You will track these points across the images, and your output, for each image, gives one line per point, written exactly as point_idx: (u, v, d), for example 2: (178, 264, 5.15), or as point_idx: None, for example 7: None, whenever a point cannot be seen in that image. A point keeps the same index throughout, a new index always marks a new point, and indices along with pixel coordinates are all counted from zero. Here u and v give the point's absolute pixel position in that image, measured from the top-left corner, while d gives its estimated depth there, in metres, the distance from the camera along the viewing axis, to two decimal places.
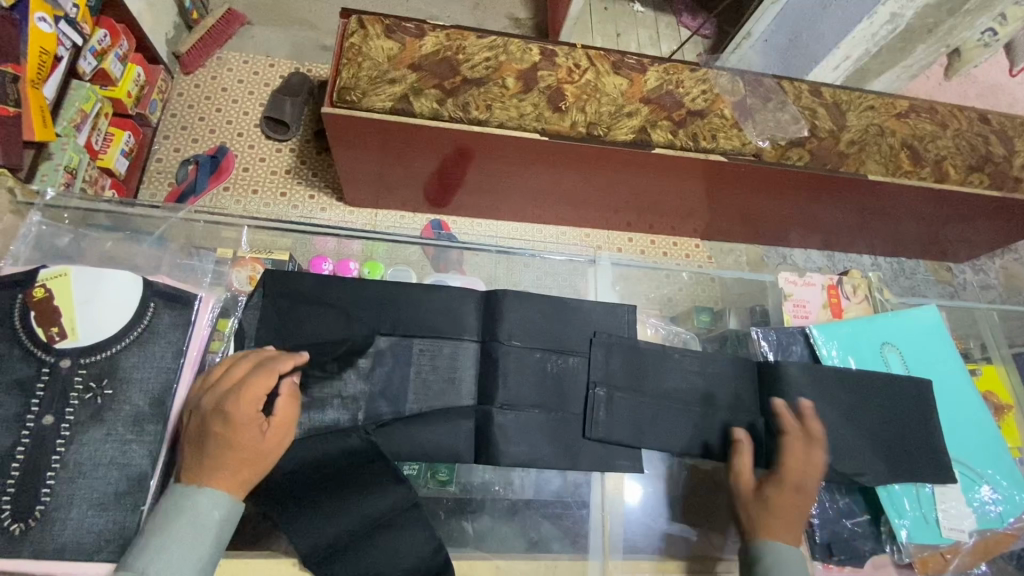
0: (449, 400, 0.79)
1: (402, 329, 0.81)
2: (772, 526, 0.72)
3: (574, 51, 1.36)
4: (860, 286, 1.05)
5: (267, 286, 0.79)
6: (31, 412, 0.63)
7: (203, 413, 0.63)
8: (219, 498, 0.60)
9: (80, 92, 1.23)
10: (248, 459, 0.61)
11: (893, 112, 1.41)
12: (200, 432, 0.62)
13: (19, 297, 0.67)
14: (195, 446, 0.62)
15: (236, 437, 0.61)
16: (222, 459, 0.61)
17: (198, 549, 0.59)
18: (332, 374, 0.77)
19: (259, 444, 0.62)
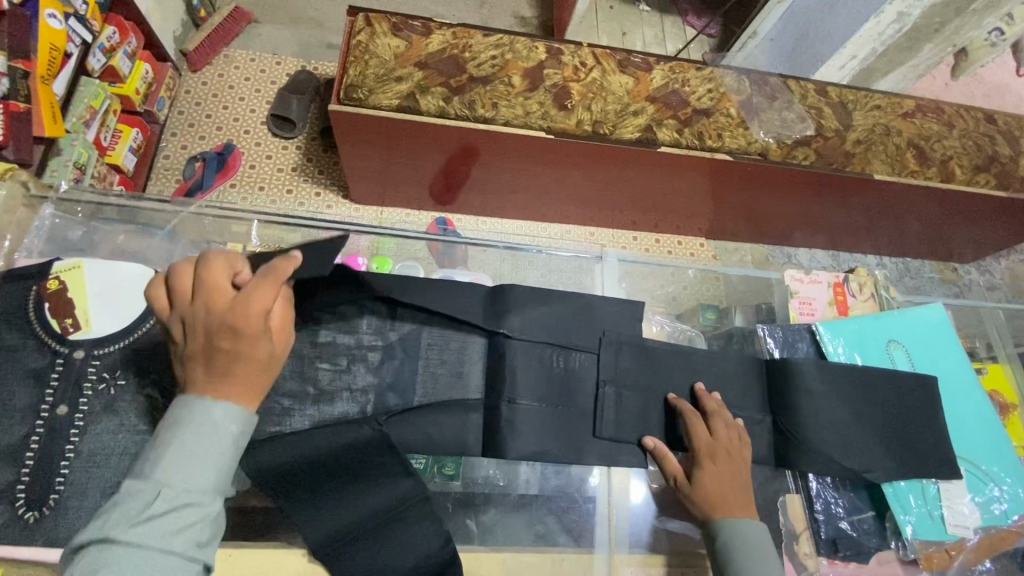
0: (457, 394, 0.80)
1: (410, 324, 0.81)
2: (717, 505, 0.73)
3: (580, 50, 1.36)
4: (866, 284, 1.05)
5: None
6: (46, 402, 0.64)
7: (199, 325, 0.56)
8: (236, 412, 0.56)
9: (90, 88, 1.23)
10: (263, 370, 0.57)
11: (899, 112, 1.41)
12: (202, 346, 0.55)
13: (33, 289, 0.68)
14: (198, 362, 0.55)
15: (247, 351, 0.55)
16: (235, 373, 0.55)
17: (217, 460, 0.54)
18: (342, 366, 0.78)
19: (271, 353, 0.58)
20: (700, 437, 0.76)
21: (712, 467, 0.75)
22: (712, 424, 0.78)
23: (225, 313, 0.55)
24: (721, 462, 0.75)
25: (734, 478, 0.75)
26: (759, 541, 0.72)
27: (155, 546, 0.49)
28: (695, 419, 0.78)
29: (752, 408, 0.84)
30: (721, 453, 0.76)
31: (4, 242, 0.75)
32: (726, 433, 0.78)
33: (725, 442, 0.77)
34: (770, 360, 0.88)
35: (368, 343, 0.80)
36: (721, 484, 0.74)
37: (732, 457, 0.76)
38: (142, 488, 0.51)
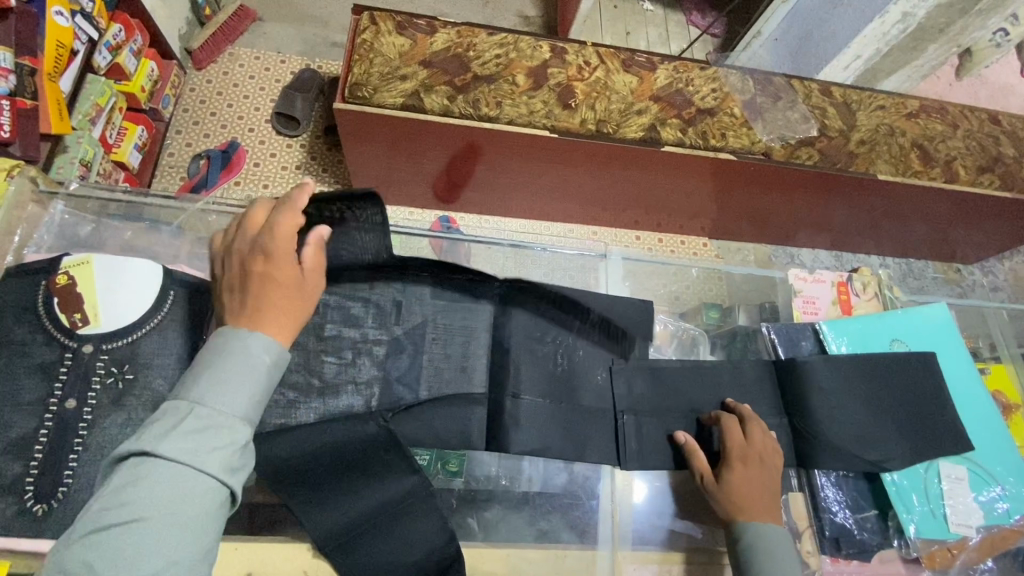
0: (461, 389, 0.80)
1: (416, 319, 0.82)
2: (745, 508, 0.72)
3: (584, 49, 1.36)
4: (870, 284, 1.05)
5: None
6: (54, 395, 0.65)
7: (240, 259, 0.62)
8: (268, 341, 0.58)
9: (95, 86, 1.24)
10: (293, 296, 0.61)
11: (903, 112, 1.41)
12: (241, 276, 0.61)
13: (42, 284, 0.69)
14: (236, 292, 0.61)
15: (278, 278, 0.61)
16: (270, 299, 0.60)
17: (251, 387, 0.56)
18: (347, 360, 0.78)
19: (300, 282, 0.62)
20: (735, 441, 0.76)
21: (743, 469, 0.74)
22: (749, 428, 0.77)
23: (261, 244, 0.62)
24: (752, 466, 0.74)
25: (765, 483, 0.74)
26: (784, 547, 0.70)
27: (187, 462, 0.50)
28: (733, 423, 0.77)
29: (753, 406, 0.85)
30: (755, 458, 0.75)
31: (13, 237, 0.75)
32: (762, 439, 0.77)
33: (759, 447, 0.76)
34: (778, 362, 0.88)
35: (372, 337, 0.80)
36: (752, 487, 0.73)
37: (765, 463, 0.75)
38: (177, 407, 0.53)
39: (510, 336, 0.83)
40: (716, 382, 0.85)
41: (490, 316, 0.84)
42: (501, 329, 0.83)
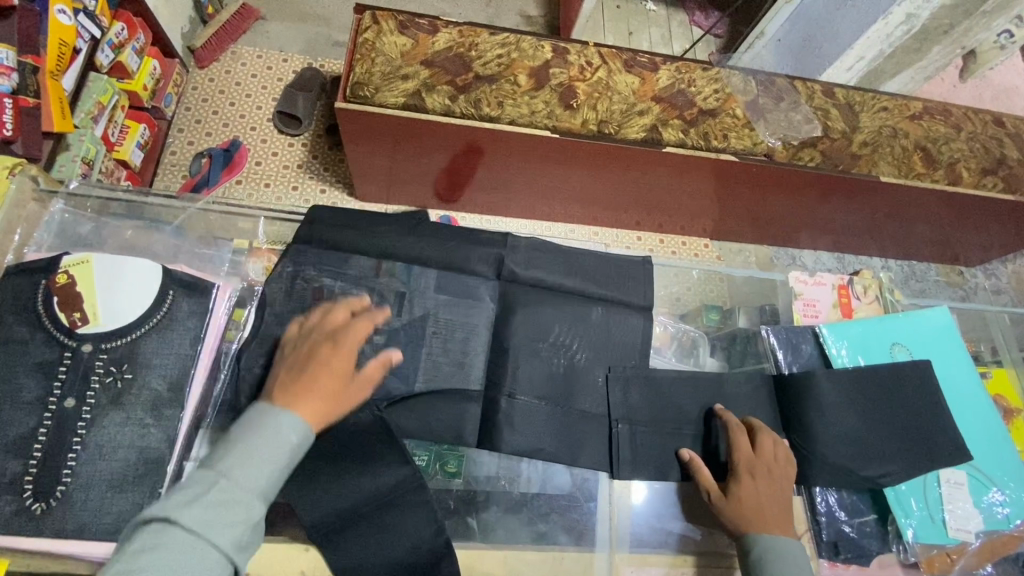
0: (459, 383, 0.79)
1: (419, 309, 0.81)
2: (754, 521, 0.72)
3: (586, 49, 1.36)
4: (872, 286, 1.05)
5: (288, 272, 0.80)
6: (54, 395, 0.65)
7: (308, 344, 0.67)
8: (300, 420, 0.59)
9: (98, 84, 1.24)
10: (337, 388, 0.64)
11: (906, 113, 1.40)
12: (303, 358, 0.66)
13: (42, 283, 0.69)
14: (292, 368, 0.65)
15: (334, 369, 0.65)
16: (316, 383, 0.63)
17: (273, 463, 0.56)
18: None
19: (347, 380, 0.65)
20: (743, 450, 0.77)
21: (751, 481, 0.74)
22: (759, 440, 0.78)
23: (333, 336, 0.68)
24: (761, 478, 0.75)
25: (774, 494, 0.74)
26: (793, 556, 0.71)
27: (202, 537, 0.50)
28: (741, 434, 0.78)
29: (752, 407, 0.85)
30: (764, 469, 0.76)
31: (14, 237, 0.75)
32: (772, 451, 0.77)
33: (768, 460, 0.76)
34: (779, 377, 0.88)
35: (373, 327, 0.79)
36: (760, 499, 0.74)
37: (774, 473, 0.76)
38: (202, 478, 0.53)
39: (510, 335, 0.83)
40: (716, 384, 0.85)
41: (491, 313, 0.84)
42: (501, 327, 0.83)
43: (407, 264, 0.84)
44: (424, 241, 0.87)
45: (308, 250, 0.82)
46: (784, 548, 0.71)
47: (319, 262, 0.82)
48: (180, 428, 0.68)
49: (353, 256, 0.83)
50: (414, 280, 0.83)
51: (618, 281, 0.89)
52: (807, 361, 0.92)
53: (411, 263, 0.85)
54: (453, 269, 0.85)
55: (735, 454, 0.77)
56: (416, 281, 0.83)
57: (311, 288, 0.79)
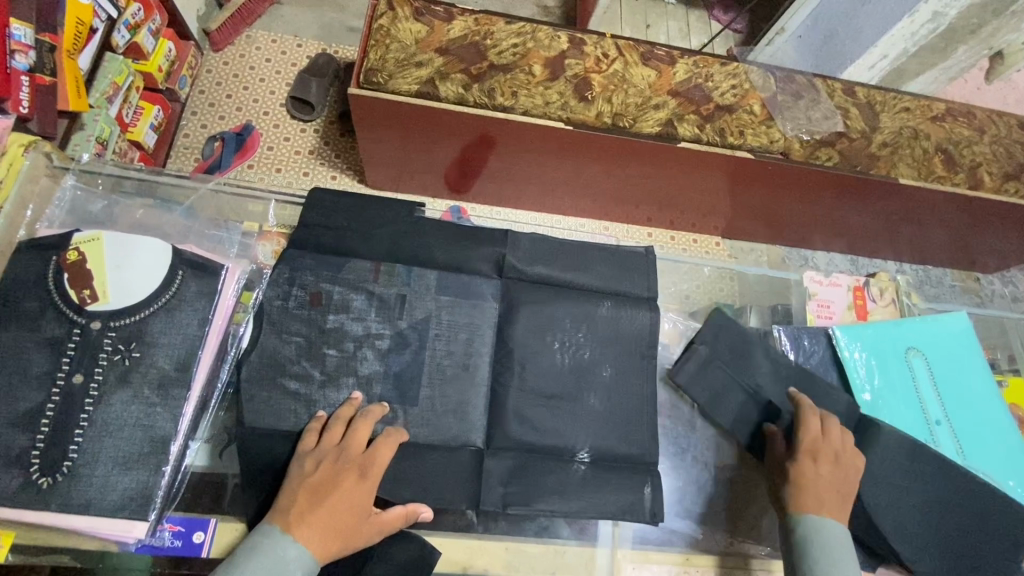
0: (463, 385, 0.77)
1: (420, 312, 0.79)
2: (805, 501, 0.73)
3: (603, 40, 1.34)
4: (888, 289, 1.03)
5: (284, 273, 0.78)
6: (61, 370, 0.65)
7: (332, 467, 0.67)
8: (306, 558, 0.62)
9: (113, 64, 1.24)
10: (352, 527, 0.65)
11: (929, 115, 1.37)
12: (325, 485, 0.66)
13: (53, 259, 0.69)
14: (311, 492, 0.65)
15: (351, 504, 0.66)
16: (331, 514, 0.64)
17: None
18: (348, 353, 0.76)
19: (363, 521, 0.66)
20: (811, 431, 0.77)
21: (813, 463, 0.75)
22: (828, 426, 0.78)
23: (358, 466, 0.68)
24: (824, 461, 0.75)
25: (835, 481, 0.74)
26: (836, 545, 0.70)
27: None
28: (810, 413, 0.79)
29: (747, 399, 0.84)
30: (828, 453, 0.76)
31: (26, 212, 0.76)
32: (841, 438, 0.78)
33: (834, 446, 0.77)
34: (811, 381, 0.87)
35: (376, 331, 0.77)
36: (823, 481, 0.74)
37: (839, 461, 0.76)
38: None
39: (517, 331, 0.81)
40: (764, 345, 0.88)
41: (495, 313, 0.82)
42: (507, 326, 0.81)
43: (407, 266, 0.81)
44: (433, 232, 0.86)
45: (305, 254, 0.79)
46: (831, 538, 0.70)
47: (316, 267, 0.79)
48: (186, 408, 0.68)
49: (351, 259, 0.80)
50: (415, 281, 0.81)
51: (625, 274, 0.88)
52: (819, 362, 0.91)
53: (412, 264, 0.82)
54: (455, 268, 0.83)
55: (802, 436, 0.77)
56: (418, 282, 0.81)
57: (308, 293, 0.78)
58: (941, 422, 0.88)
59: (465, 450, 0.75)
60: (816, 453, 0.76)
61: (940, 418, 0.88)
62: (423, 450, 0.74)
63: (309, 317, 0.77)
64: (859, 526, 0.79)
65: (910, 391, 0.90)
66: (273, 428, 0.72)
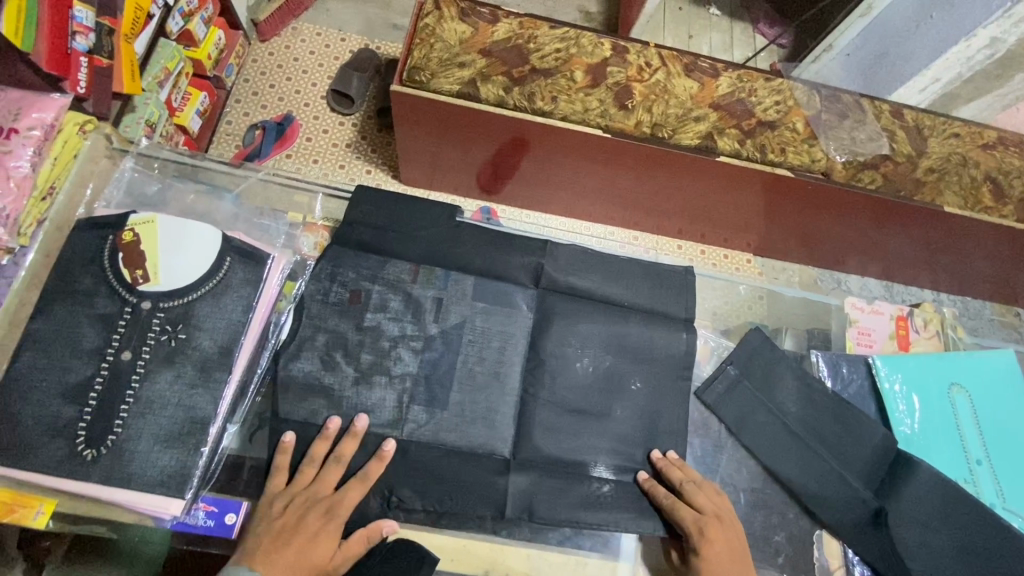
0: (493, 393, 0.77)
1: (454, 317, 0.80)
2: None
3: (646, 49, 1.33)
4: (933, 321, 1.00)
5: (326, 269, 0.79)
6: (111, 346, 0.67)
7: (297, 509, 0.68)
8: None
9: (166, 50, 1.27)
10: (317, 564, 0.66)
11: (979, 142, 1.33)
12: (290, 526, 0.67)
13: (109, 238, 0.71)
14: (274, 533, 0.66)
15: (322, 541, 0.67)
16: (293, 552, 0.65)
17: None
18: (383, 352, 0.77)
19: (330, 559, 0.67)
20: (687, 513, 0.73)
21: (708, 545, 0.71)
22: (693, 497, 0.74)
23: (325, 505, 0.69)
24: (715, 536, 0.71)
25: (730, 547, 0.72)
26: None
27: None
28: (670, 500, 0.74)
29: (776, 423, 0.83)
30: (713, 524, 0.72)
31: (85, 191, 0.80)
32: (708, 499, 0.75)
33: (712, 511, 0.74)
34: (842, 402, 0.85)
35: (411, 332, 0.78)
36: (725, 558, 0.71)
37: (723, 523, 0.73)
38: None
39: (551, 341, 0.81)
40: (795, 367, 0.87)
41: (529, 321, 0.82)
42: (540, 336, 0.81)
43: (445, 270, 0.82)
44: (472, 235, 0.86)
45: (346, 252, 0.81)
46: None
47: (357, 265, 0.80)
48: (226, 391, 0.69)
49: (390, 259, 0.81)
50: (452, 285, 0.81)
51: (662, 287, 0.88)
52: (856, 393, 0.89)
53: (450, 267, 0.83)
54: (492, 275, 0.83)
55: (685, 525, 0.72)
56: (454, 286, 0.81)
57: (348, 291, 0.79)
58: (982, 463, 0.85)
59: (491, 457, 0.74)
60: (705, 532, 0.72)
61: (981, 458, 0.86)
62: (452, 454, 0.74)
63: (346, 313, 0.78)
64: (890, 564, 0.76)
65: (950, 428, 0.87)
66: (307, 420, 0.73)
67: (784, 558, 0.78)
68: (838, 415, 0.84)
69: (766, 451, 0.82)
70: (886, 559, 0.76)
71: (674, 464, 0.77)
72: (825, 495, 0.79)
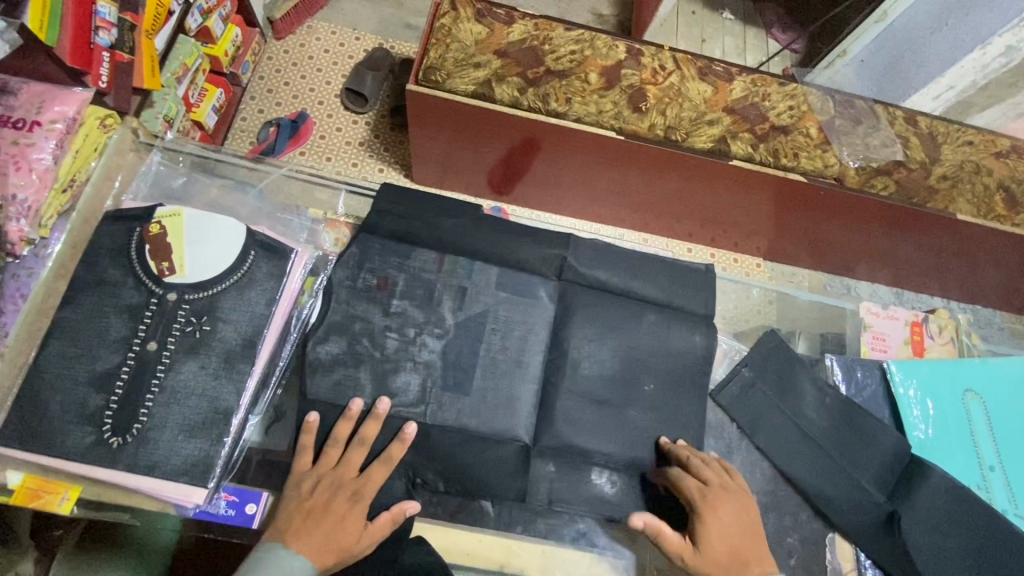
0: (514, 381, 0.78)
1: (479, 305, 0.80)
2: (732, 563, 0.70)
3: (660, 53, 1.33)
4: (947, 327, 1.03)
5: (354, 256, 0.80)
6: (137, 336, 0.68)
7: (329, 489, 0.69)
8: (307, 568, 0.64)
9: (185, 47, 1.28)
10: (345, 544, 0.66)
11: (992, 150, 1.33)
12: (321, 506, 0.67)
13: (137, 230, 0.73)
14: (303, 513, 0.67)
15: (350, 521, 0.67)
16: (322, 530, 0.66)
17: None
18: (408, 339, 0.77)
19: (358, 540, 0.67)
20: (694, 487, 0.73)
21: (715, 517, 0.71)
22: (700, 470, 0.75)
23: (351, 489, 0.69)
24: (722, 509, 0.72)
25: (737, 520, 0.72)
26: None
27: None
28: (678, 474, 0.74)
29: (790, 425, 0.83)
30: (719, 496, 0.73)
31: (113, 183, 0.81)
32: (715, 473, 0.75)
33: (719, 485, 0.74)
34: (853, 406, 0.85)
35: (435, 320, 0.79)
36: (730, 531, 0.72)
37: (730, 497, 0.74)
38: None
39: (571, 336, 0.81)
40: (809, 371, 0.88)
41: (550, 313, 0.82)
42: (562, 328, 0.82)
43: (469, 259, 0.83)
44: (492, 231, 0.87)
45: (372, 240, 0.81)
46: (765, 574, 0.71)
47: (384, 252, 0.81)
48: (248, 383, 0.70)
49: (416, 248, 0.82)
50: (476, 275, 0.82)
51: (680, 288, 0.88)
52: (870, 398, 0.89)
53: (473, 258, 0.83)
54: (514, 266, 0.84)
55: (691, 498, 0.73)
56: (477, 277, 0.82)
57: (375, 277, 0.79)
58: (995, 469, 0.86)
59: (513, 445, 0.75)
60: (710, 504, 0.72)
61: (994, 464, 0.86)
62: (470, 449, 0.74)
63: (373, 299, 0.78)
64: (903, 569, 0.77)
65: (964, 434, 0.87)
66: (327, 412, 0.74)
67: (797, 560, 0.78)
68: (852, 418, 0.85)
69: (779, 454, 0.82)
70: (899, 562, 0.76)
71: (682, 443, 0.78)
72: (839, 499, 0.79)
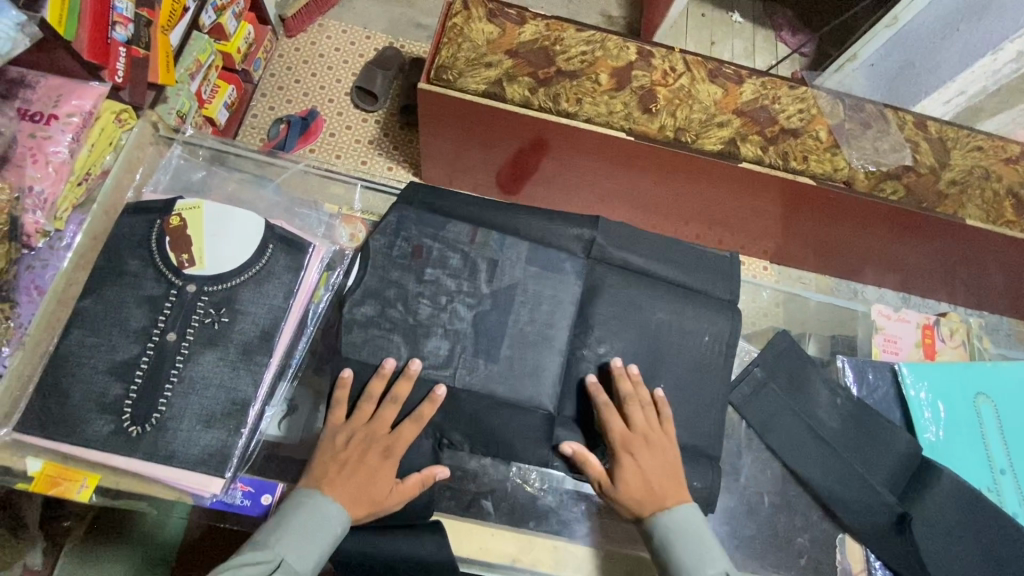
0: (541, 351, 0.77)
1: (507, 278, 0.79)
2: (648, 501, 0.73)
3: (671, 54, 1.34)
4: (958, 330, 1.01)
5: (392, 223, 0.80)
6: (157, 327, 0.69)
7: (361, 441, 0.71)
8: (339, 516, 0.67)
9: (199, 43, 1.29)
10: (374, 498, 0.69)
11: (1002, 156, 1.33)
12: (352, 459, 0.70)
13: (157, 222, 0.73)
14: (339, 463, 0.70)
15: (381, 477, 0.70)
16: (355, 479, 0.69)
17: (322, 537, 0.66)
18: (440, 307, 0.77)
19: (386, 496, 0.70)
20: (617, 429, 0.75)
21: (631, 460, 0.74)
22: (630, 413, 0.75)
23: (383, 444, 0.72)
24: (640, 452, 0.74)
25: (657, 463, 0.74)
26: (690, 522, 0.72)
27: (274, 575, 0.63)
28: (607, 413, 0.76)
29: (801, 424, 0.84)
30: (640, 442, 0.74)
31: (134, 176, 0.82)
32: (644, 417, 0.76)
33: (643, 430, 0.75)
34: (863, 406, 0.86)
35: (466, 290, 0.78)
36: (647, 472, 0.74)
37: (651, 443, 0.75)
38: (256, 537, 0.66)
39: (598, 312, 0.81)
40: (819, 371, 0.88)
41: (578, 290, 0.81)
42: (589, 304, 0.81)
43: (501, 235, 0.82)
44: (513, 215, 0.87)
45: (409, 209, 0.81)
46: (682, 513, 0.73)
47: (419, 222, 0.81)
48: (265, 374, 0.71)
49: (451, 219, 0.82)
50: (507, 249, 0.81)
51: (699, 281, 0.88)
52: (881, 399, 0.90)
53: (505, 233, 0.83)
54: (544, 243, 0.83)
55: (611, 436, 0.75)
56: (508, 250, 0.81)
57: (410, 245, 0.79)
58: (1005, 472, 0.86)
59: (536, 413, 0.75)
60: (630, 446, 0.74)
61: (1005, 467, 0.86)
62: (489, 430, 0.75)
63: (408, 267, 0.78)
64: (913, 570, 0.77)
65: (975, 437, 0.87)
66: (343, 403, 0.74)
67: (806, 559, 0.79)
68: (863, 420, 0.85)
69: (789, 453, 0.83)
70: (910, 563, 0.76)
71: (627, 377, 0.77)
72: (852, 501, 0.79)
